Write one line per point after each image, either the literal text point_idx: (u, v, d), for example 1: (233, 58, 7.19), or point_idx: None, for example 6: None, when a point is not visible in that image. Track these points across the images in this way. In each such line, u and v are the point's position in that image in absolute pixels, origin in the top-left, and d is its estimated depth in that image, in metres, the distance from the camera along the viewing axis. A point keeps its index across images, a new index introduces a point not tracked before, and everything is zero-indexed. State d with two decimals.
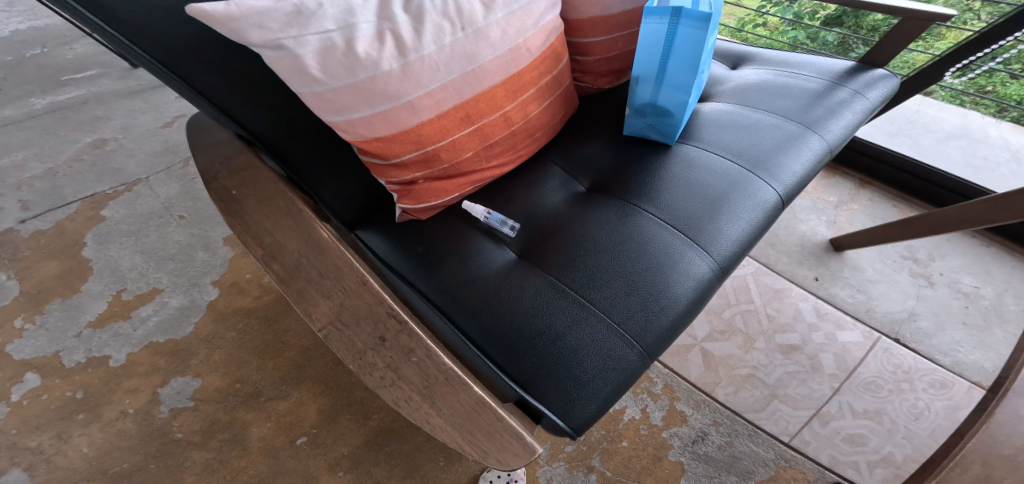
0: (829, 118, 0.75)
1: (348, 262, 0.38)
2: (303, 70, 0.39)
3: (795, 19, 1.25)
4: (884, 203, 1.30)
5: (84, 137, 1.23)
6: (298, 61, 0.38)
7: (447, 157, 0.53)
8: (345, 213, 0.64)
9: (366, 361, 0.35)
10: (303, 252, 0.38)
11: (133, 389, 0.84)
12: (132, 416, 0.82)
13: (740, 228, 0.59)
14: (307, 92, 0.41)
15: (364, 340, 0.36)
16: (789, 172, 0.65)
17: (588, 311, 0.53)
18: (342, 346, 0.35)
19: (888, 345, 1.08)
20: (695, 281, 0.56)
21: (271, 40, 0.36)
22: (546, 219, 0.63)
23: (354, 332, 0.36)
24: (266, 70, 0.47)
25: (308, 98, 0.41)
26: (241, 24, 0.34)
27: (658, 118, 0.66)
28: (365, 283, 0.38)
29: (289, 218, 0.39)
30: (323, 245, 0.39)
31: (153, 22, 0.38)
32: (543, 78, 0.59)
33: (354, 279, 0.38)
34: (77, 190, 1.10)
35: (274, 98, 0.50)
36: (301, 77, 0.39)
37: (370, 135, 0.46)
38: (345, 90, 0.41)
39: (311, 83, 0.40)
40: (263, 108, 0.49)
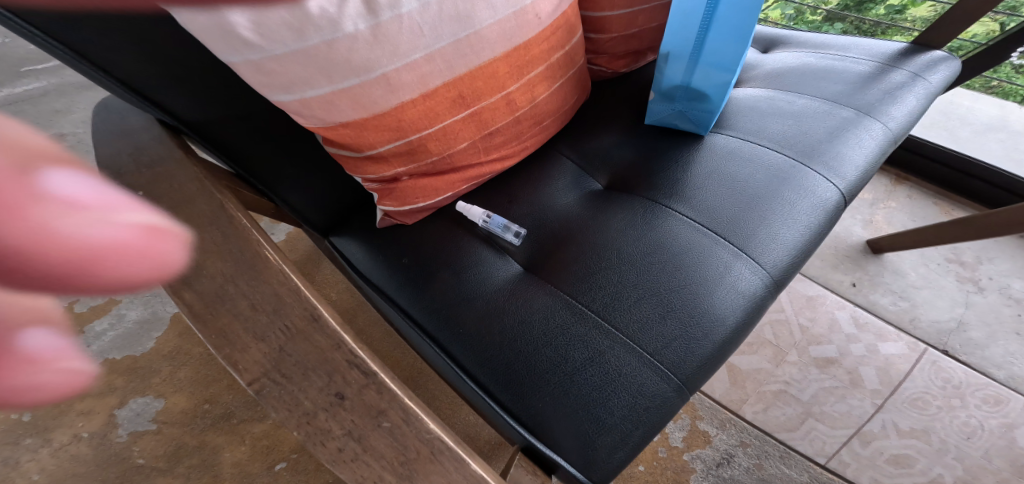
0: (888, 102, 0.64)
1: (293, 290, 0.28)
2: (230, 31, 0.28)
3: (797, 14, 1.09)
4: (923, 200, 1.18)
5: None
6: (218, 18, 0.27)
7: (436, 148, 0.42)
8: (317, 217, 0.54)
9: (317, 427, 0.25)
10: (230, 276, 0.28)
11: (87, 411, 0.76)
12: (86, 441, 0.73)
13: (800, 232, 0.48)
14: (239, 62, 0.30)
15: (313, 398, 0.26)
16: (853, 164, 0.54)
17: (613, 337, 0.43)
18: (281, 407, 0.26)
19: (937, 357, 0.97)
20: (744, 300, 0.45)
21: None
22: (558, 223, 0.52)
23: (299, 388, 0.26)
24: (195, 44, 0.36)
25: (243, 70, 0.31)
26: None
27: (691, 102, 0.55)
28: (314, 320, 0.27)
29: (213, 230, 0.29)
30: (259, 265, 0.28)
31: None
32: (554, 53, 0.48)
33: (300, 313, 0.27)
34: None
35: (213, 77, 0.38)
36: (228, 41, 0.29)
37: (334, 120, 0.36)
38: (293, 59, 0.30)
39: (242, 49, 0.29)
40: (197, 89, 0.38)
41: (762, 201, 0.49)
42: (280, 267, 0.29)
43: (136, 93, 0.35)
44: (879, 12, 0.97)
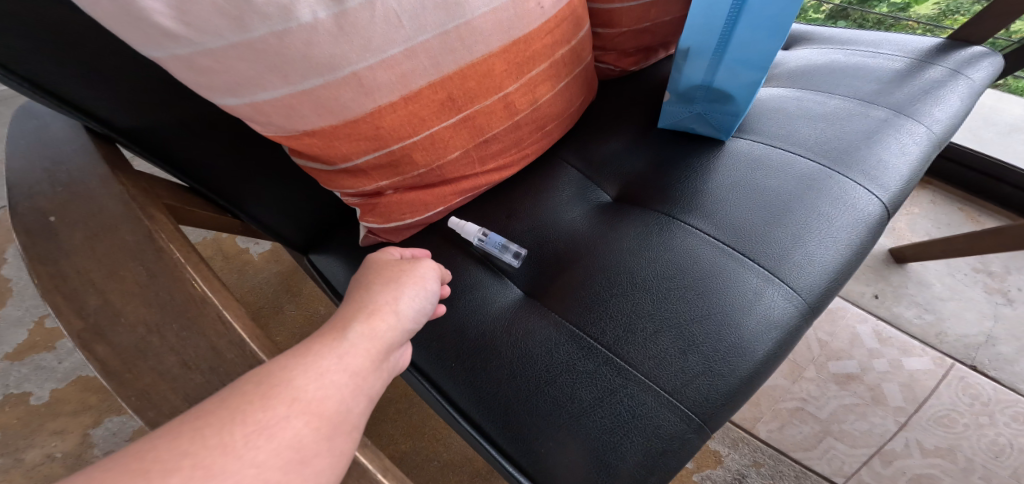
0: (926, 102, 0.58)
1: (235, 342, 0.22)
2: (144, 20, 0.22)
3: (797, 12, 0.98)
4: (947, 206, 1.12)
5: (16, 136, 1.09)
6: (126, 4, 0.21)
7: (423, 159, 0.37)
8: (293, 234, 0.46)
9: None
10: (156, 325, 0.22)
11: (58, 431, 0.71)
12: (58, 461, 0.68)
13: (839, 250, 0.42)
14: (166, 58, 0.24)
15: None
16: (895, 171, 0.47)
17: (625, 375, 0.37)
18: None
19: (964, 373, 0.91)
20: (777, 330, 0.39)
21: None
22: (562, 241, 0.47)
23: None
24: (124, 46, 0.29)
25: (174, 67, 0.25)
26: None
27: (710, 105, 0.50)
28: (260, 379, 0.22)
29: (137, 263, 0.23)
30: (192, 312, 0.22)
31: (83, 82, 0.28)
32: (559, 49, 0.42)
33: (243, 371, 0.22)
34: None
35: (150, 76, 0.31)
36: (145, 31, 0.23)
37: (297, 128, 0.30)
38: (233, 54, 0.25)
39: (165, 42, 0.23)
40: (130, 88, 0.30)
41: (794, 215, 0.43)
42: (219, 313, 0.23)
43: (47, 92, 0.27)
44: (882, 11, 0.90)
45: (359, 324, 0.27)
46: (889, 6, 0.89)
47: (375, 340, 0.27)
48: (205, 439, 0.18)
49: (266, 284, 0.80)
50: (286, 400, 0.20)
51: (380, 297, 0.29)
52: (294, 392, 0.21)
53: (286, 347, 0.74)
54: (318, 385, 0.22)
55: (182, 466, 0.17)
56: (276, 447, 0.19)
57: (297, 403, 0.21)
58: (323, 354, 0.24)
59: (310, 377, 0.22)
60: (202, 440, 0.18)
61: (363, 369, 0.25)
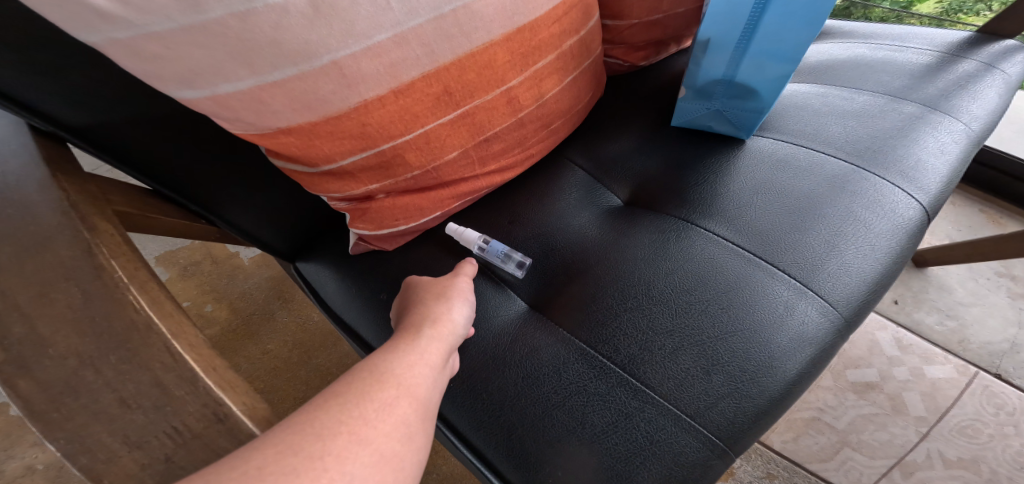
0: (961, 98, 0.54)
1: (187, 376, 0.18)
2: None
3: None
4: (968, 208, 1.08)
5: None
6: None
7: (417, 159, 0.33)
8: (277, 241, 0.43)
9: None
10: (90, 357, 0.17)
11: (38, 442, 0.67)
12: (40, 473, 0.65)
13: (876, 258, 0.38)
14: (105, 44, 0.21)
15: None
16: (932, 172, 0.44)
17: (642, 397, 0.34)
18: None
19: (988, 382, 0.86)
20: (810, 347, 0.35)
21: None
22: (570, 249, 0.43)
23: None
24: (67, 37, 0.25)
25: (116, 54, 0.22)
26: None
27: (730, 100, 0.46)
28: (217, 420, 0.17)
29: (72, 282, 0.18)
30: (133, 341, 0.18)
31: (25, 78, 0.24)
32: (567, 40, 0.39)
33: (195, 413, 0.17)
34: None
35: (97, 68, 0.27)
36: (75, 8, 0.19)
37: (271, 124, 0.27)
38: (185, 39, 0.21)
39: (98, 24, 0.20)
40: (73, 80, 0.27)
41: (825, 220, 0.39)
42: (167, 343, 0.18)
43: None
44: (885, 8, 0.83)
45: (428, 329, 0.30)
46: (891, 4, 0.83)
47: (444, 341, 0.31)
48: (346, 414, 0.21)
49: (256, 289, 0.77)
50: (394, 385, 0.24)
51: (439, 307, 0.33)
52: (398, 381, 0.24)
53: (278, 354, 0.71)
54: (413, 376, 0.26)
55: (339, 433, 0.19)
56: (396, 422, 0.22)
57: (402, 389, 0.24)
58: (408, 351, 0.28)
59: (404, 369, 0.26)
60: (342, 414, 0.21)
61: (438, 365, 0.28)
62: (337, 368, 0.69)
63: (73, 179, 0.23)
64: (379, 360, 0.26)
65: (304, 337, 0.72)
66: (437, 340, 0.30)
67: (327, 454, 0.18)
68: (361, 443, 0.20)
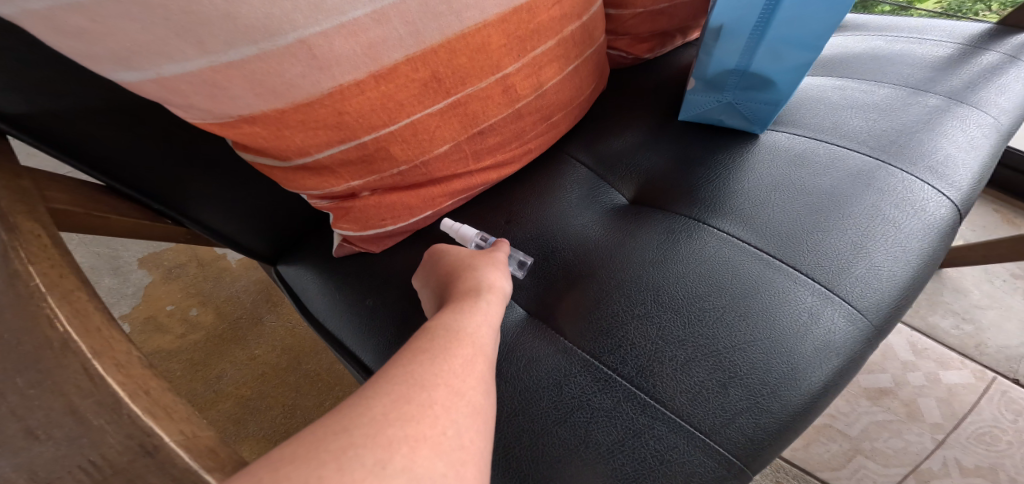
0: (987, 90, 0.50)
1: (107, 403, 0.14)
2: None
3: None
4: (983, 208, 1.04)
5: None
6: None
7: (404, 154, 0.30)
8: (256, 244, 0.40)
9: None
10: None
11: None
12: None
13: (905, 260, 0.35)
14: (20, 16, 0.18)
15: None
16: (962, 167, 0.40)
17: (652, 413, 0.31)
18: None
19: (1007, 387, 0.83)
20: (836, 357, 0.32)
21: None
22: (571, 250, 0.40)
23: None
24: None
25: (37, 29, 0.19)
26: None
27: (743, 91, 0.43)
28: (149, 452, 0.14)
29: None
30: (46, 361, 0.15)
31: None
32: (569, 25, 0.36)
33: (117, 445, 0.14)
34: None
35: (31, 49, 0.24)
36: None
37: (230, 113, 0.24)
38: (116, 12, 0.18)
39: None
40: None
41: (849, 218, 0.36)
42: (84, 362, 0.15)
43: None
44: None
45: (486, 294, 0.30)
46: None
47: (500, 305, 0.30)
48: (438, 369, 0.22)
49: (243, 293, 0.74)
50: (470, 342, 0.25)
51: (489, 273, 0.32)
52: (471, 338, 0.25)
53: (266, 360, 0.68)
54: (481, 334, 0.26)
55: (438, 385, 0.21)
56: (479, 377, 0.23)
57: (477, 347, 0.25)
58: (472, 311, 0.28)
59: (474, 327, 0.26)
60: (435, 367, 0.22)
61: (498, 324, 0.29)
62: (327, 375, 0.66)
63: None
64: (451, 319, 0.26)
65: (294, 341, 0.69)
66: (495, 304, 0.30)
67: (434, 403, 0.19)
68: (458, 395, 0.21)
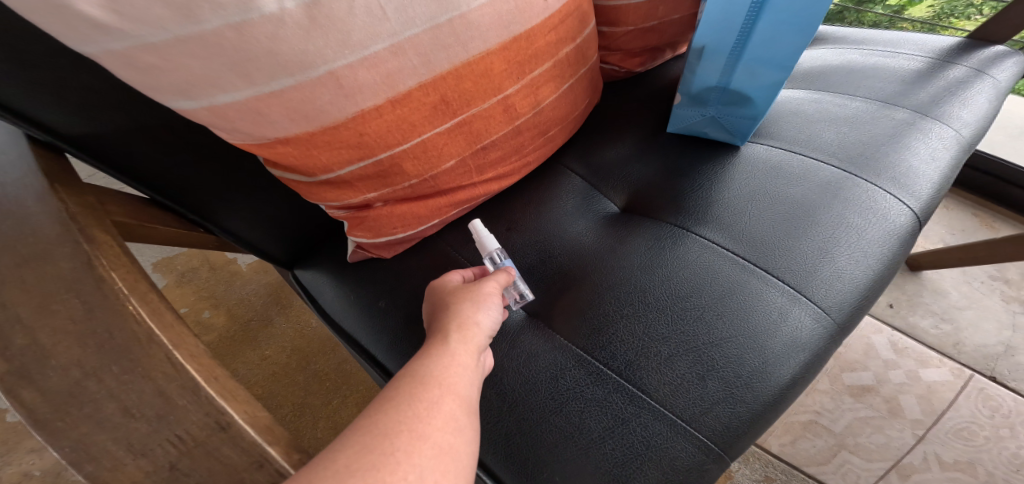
0: (952, 104, 0.54)
1: (189, 386, 0.17)
2: (64, 7, 0.19)
3: None
4: (961, 213, 1.08)
5: None
6: None
7: (415, 169, 0.34)
8: (277, 250, 0.43)
9: None
10: (93, 368, 0.17)
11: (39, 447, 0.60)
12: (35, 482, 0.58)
13: (866, 264, 0.38)
14: (100, 54, 0.21)
15: None
16: (922, 178, 0.44)
17: (638, 403, 0.34)
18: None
19: (983, 384, 0.87)
20: (803, 352, 0.35)
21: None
22: (567, 256, 0.43)
23: None
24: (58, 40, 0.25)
25: (111, 64, 0.22)
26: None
27: (725, 107, 0.47)
28: (223, 429, 0.17)
29: (70, 297, 0.18)
30: (135, 352, 0.18)
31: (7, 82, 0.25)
32: (564, 47, 0.39)
33: (198, 421, 0.17)
34: None
35: (91, 74, 0.27)
36: (69, 20, 0.19)
37: (268, 135, 0.27)
38: (181, 50, 0.21)
39: (93, 35, 0.20)
40: (51, 77, 0.26)
41: (817, 225, 0.39)
42: (169, 353, 0.18)
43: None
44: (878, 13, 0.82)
45: (457, 332, 0.30)
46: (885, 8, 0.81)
47: (477, 342, 0.30)
48: (402, 415, 0.22)
49: (254, 296, 0.77)
50: (437, 385, 0.25)
51: (466, 308, 0.32)
52: (440, 381, 0.25)
53: (276, 361, 0.70)
54: (451, 375, 0.26)
55: (401, 432, 0.21)
56: (446, 419, 0.23)
57: (445, 388, 0.25)
58: (442, 352, 0.28)
59: (442, 369, 0.26)
60: (399, 414, 0.22)
61: (472, 363, 0.29)
62: (335, 374, 0.69)
63: (72, 188, 0.23)
64: (419, 364, 0.26)
65: (303, 342, 0.72)
66: (468, 341, 0.29)
67: (397, 449, 0.20)
68: (421, 439, 0.21)
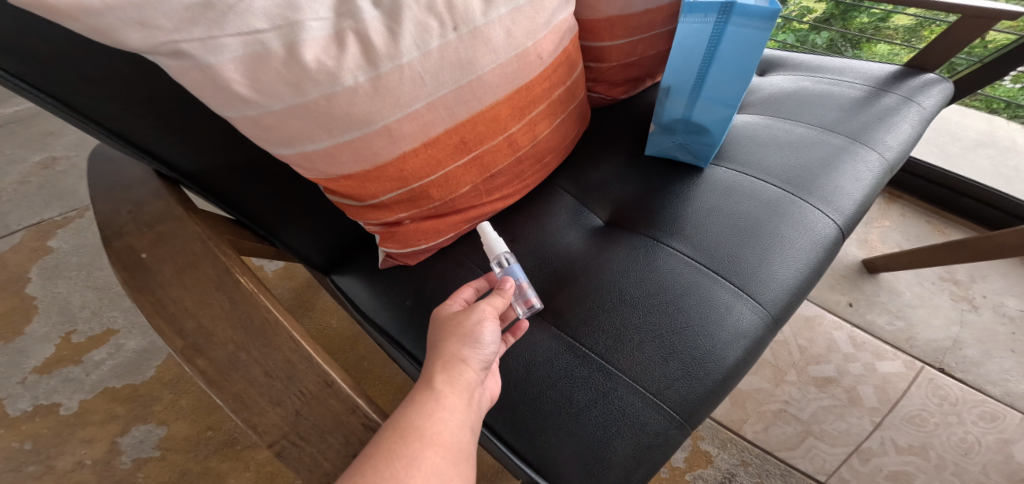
0: (882, 130, 0.64)
1: (306, 356, 0.28)
2: (224, 89, 0.28)
3: (784, 22, 1.06)
4: (917, 219, 1.19)
5: (31, 155, 1.04)
6: (211, 74, 0.27)
7: (439, 194, 0.42)
8: (318, 258, 0.51)
9: None
10: (243, 343, 0.27)
11: (89, 438, 0.67)
12: (89, 469, 0.65)
13: (796, 269, 0.48)
14: (237, 117, 0.30)
15: (332, 460, 0.26)
16: (847, 196, 0.54)
17: (616, 379, 0.43)
18: (300, 468, 0.26)
19: (933, 375, 0.97)
20: (745, 338, 0.45)
21: (161, 44, 0.25)
22: (560, 261, 0.52)
23: (318, 449, 0.26)
24: (186, 97, 0.34)
25: (241, 124, 0.31)
26: (105, 21, 0.23)
27: (689, 136, 0.56)
28: (328, 385, 0.28)
29: (221, 295, 0.28)
30: (269, 334, 0.28)
31: (148, 130, 0.34)
32: (556, 90, 0.48)
33: (313, 380, 0.27)
34: (21, 217, 0.92)
35: (201, 119, 0.36)
36: (224, 96, 0.29)
37: (334, 172, 0.36)
38: (291, 114, 0.31)
39: (239, 106, 0.30)
40: (174, 123, 0.34)
41: (759, 238, 0.49)
42: (291, 334, 0.28)
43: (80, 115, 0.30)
44: (863, 21, 0.95)
45: (442, 375, 0.30)
46: (869, 17, 0.94)
47: (466, 384, 0.31)
48: (381, 474, 0.24)
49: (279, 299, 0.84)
50: (417, 438, 0.26)
51: (452, 346, 0.32)
52: (421, 434, 0.26)
53: None
54: (435, 425, 0.27)
55: None
56: (426, 473, 0.24)
57: (426, 440, 0.26)
58: (426, 399, 0.29)
59: (425, 420, 0.27)
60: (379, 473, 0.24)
61: (460, 405, 0.29)
62: (354, 369, 0.77)
63: (200, 215, 0.32)
64: (402, 413, 0.27)
65: (325, 341, 0.80)
66: (455, 385, 0.30)
67: None
68: None
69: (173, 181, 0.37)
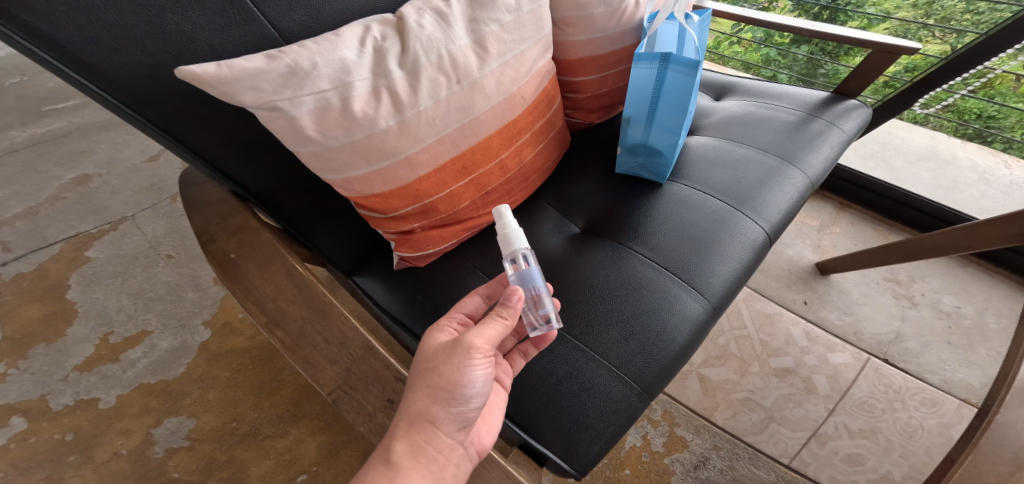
0: (808, 151, 0.78)
1: (354, 327, 0.38)
2: (298, 132, 0.39)
3: (767, 38, 1.21)
4: (864, 226, 1.34)
5: (65, 173, 1.12)
6: (294, 123, 0.38)
7: (446, 208, 0.53)
8: (343, 261, 0.62)
9: (376, 424, 0.35)
10: (307, 318, 0.38)
11: (125, 430, 0.75)
12: (124, 458, 0.73)
13: (731, 268, 0.60)
14: (302, 151, 0.41)
15: (373, 402, 0.35)
16: (775, 208, 0.66)
17: (587, 355, 0.53)
18: (352, 410, 0.35)
19: (878, 365, 1.09)
20: (690, 322, 0.56)
21: (265, 103, 0.36)
22: (544, 262, 0.63)
23: (363, 395, 0.36)
24: (254, 133, 0.45)
25: (304, 156, 0.42)
26: (232, 87, 0.34)
27: (649, 158, 0.68)
28: (370, 348, 0.38)
29: (290, 283, 0.40)
30: (327, 312, 0.39)
31: (226, 156, 0.45)
32: (537, 122, 0.60)
33: (360, 344, 0.38)
34: (59, 230, 1.00)
35: (263, 150, 0.47)
36: (297, 137, 0.40)
37: (367, 192, 0.47)
38: (342, 149, 0.41)
39: (306, 144, 0.40)
40: (243, 152, 0.45)
41: (702, 247, 0.61)
42: (342, 312, 0.39)
43: (186, 148, 0.42)
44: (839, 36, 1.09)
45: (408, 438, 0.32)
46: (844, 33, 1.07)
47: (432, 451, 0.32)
48: None
49: None
50: None
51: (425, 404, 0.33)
52: None
53: None
54: None
55: None
56: None
57: None
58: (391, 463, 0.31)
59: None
60: None
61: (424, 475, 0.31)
62: None
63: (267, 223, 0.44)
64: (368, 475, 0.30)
65: None
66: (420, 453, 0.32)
67: None
68: None
69: (241, 197, 0.49)
